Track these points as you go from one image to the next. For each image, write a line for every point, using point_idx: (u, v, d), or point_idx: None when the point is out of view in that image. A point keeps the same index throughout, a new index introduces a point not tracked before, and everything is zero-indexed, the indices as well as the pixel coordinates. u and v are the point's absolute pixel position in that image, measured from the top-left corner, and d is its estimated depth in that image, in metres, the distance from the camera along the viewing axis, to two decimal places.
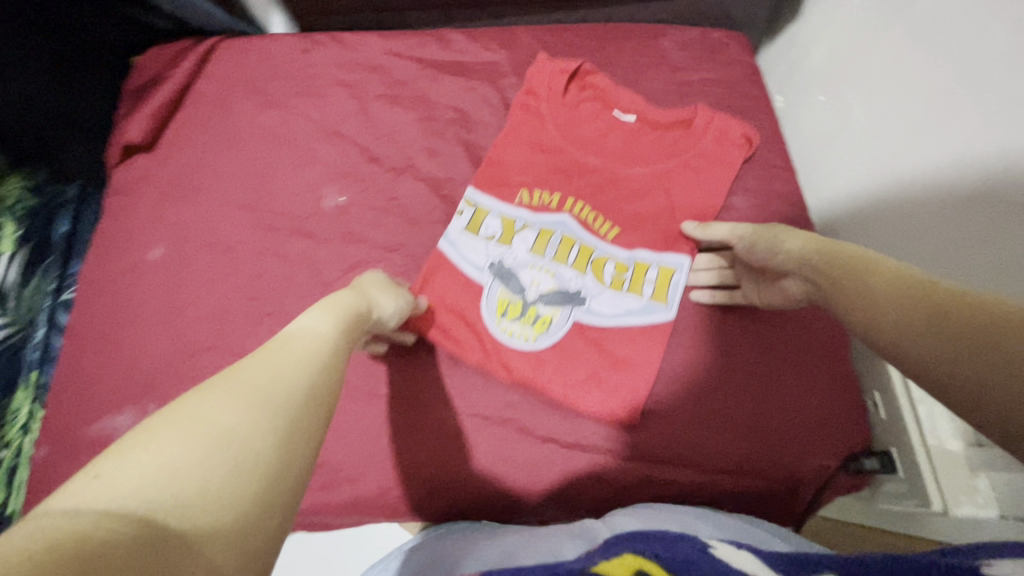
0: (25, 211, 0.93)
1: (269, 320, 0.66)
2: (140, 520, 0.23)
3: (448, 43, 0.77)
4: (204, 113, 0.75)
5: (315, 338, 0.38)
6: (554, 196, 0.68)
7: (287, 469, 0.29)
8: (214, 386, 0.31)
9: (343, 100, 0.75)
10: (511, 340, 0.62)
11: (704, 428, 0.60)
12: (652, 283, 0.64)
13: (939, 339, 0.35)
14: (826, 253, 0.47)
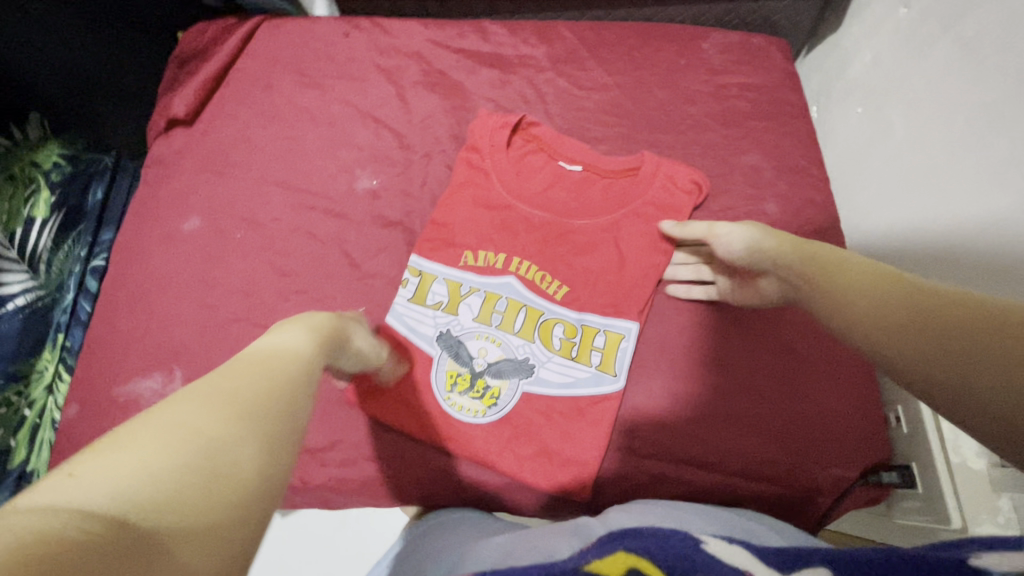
0: (61, 177, 0.97)
1: (297, 296, 0.67)
2: (109, 520, 0.21)
3: (488, 34, 0.77)
4: (245, 90, 0.77)
5: (297, 349, 0.37)
6: (498, 256, 0.65)
7: (271, 471, 0.27)
8: (192, 393, 0.29)
9: (381, 85, 0.76)
10: (460, 414, 0.61)
11: (720, 433, 0.60)
12: (599, 350, 0.62)
13: (947, 351, 0.34)
14: (818, 271, 0.45)
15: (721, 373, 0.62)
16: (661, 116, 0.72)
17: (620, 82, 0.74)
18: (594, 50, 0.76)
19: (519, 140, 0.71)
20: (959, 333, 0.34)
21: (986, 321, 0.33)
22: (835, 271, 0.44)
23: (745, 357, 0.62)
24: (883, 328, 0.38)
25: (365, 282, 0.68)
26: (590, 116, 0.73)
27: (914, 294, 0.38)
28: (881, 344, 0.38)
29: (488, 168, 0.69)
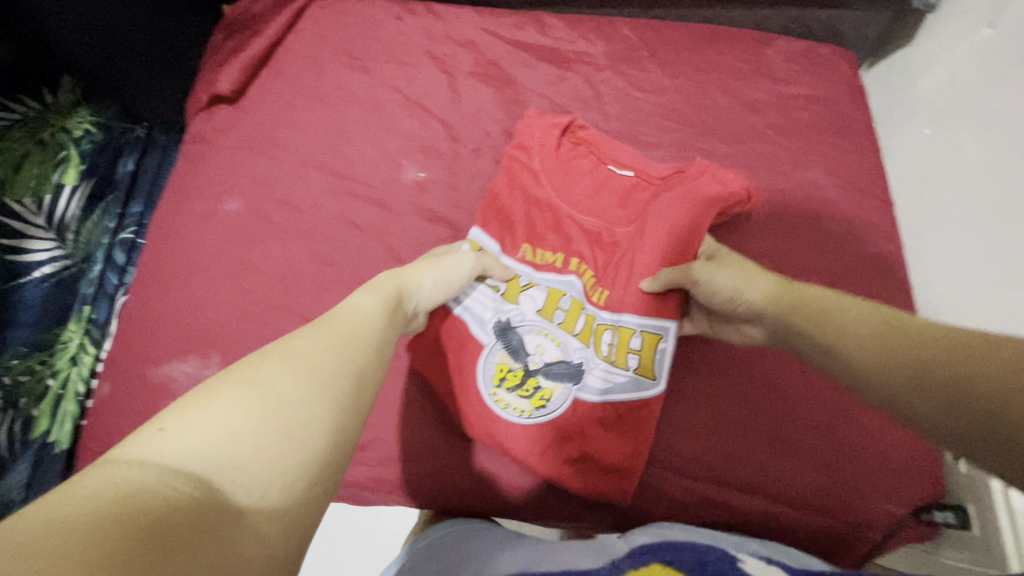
0: (92, 144, 1.01)
1: (337, 286, 0.65)
2: (199, 480, 0.27)
3: (545, 28, 0.75)
4: (291, 70, 0.74)
5: (367, 316, 0.40)
6: (559, 255, 0.64)
7: (332, 447, 0.31)
8: (272, 358, 0.34)
9: (432, 73, 0.73)
10: (505, 412, 0.58)
11: (758, 455, 0.58)
12: (637, 352, 0.58)
13: (969, 415, 0.34)
14: (809, 323, 0.45)
15: (761, 393, 0.60)
16: (721, 123, 0.69)
17: (681, 85, 0.71)
18: (655, 50, 0.73)
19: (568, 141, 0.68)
20: (974, 393, 0.34)
21: (998, 379, 0.34)
22: (828, 320, 0.44)
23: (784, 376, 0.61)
24: (899, 384, 0.38)
25: None
26: (648, 118, 0.70)
27: (919, 349, 0.38)
28: (889, 400, 0.38)
29: (540, 167, 0.66)
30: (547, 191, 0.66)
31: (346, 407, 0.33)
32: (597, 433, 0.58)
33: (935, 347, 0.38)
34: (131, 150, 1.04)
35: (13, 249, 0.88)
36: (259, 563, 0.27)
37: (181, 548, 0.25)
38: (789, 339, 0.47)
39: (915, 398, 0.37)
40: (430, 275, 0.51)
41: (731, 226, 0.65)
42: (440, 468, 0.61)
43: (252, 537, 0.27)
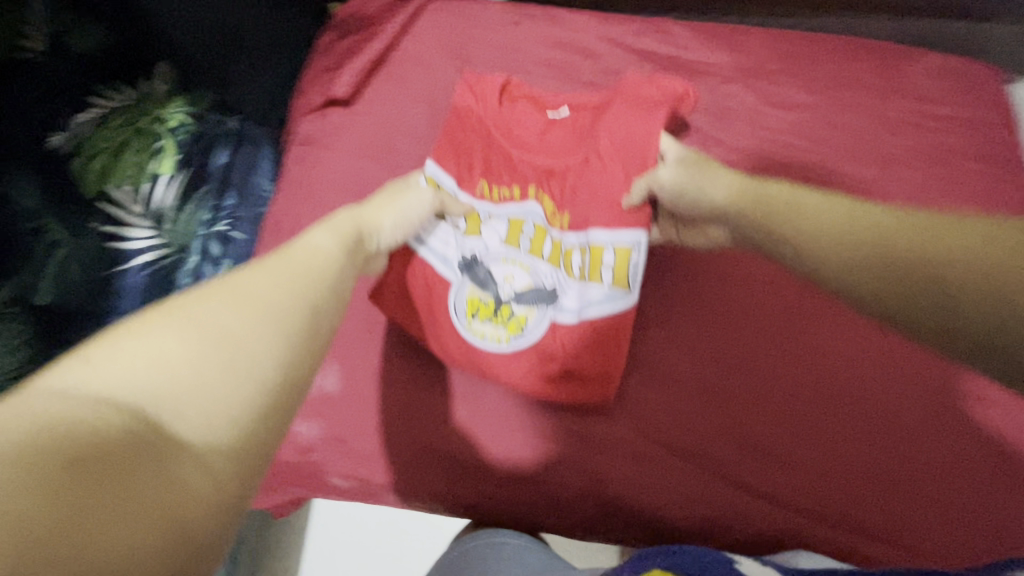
0: (187, 135, 0.99)
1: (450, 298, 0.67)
2: (135, 411, 0.30)
3: (668, 36, 0.72)
4: (405, 75, 0.73)
5: (325, 256, 0.44)
6: (515, 188, 0.67)
7: (287, 380, 0.35)
8: (218, 293, 0.37)
9: (549, 83, 0.71)
10: (483, 341, 0.65)
11: (789, 450, 0.65)
12: (609, 267, 0.62)
13: (931, 300, 0.40)
14: (772, 223, 0.49)
15: (774, 384, 0.67)
16: (859, 145, 0.65)
17: (815, 102, 0.67)
18: (786, 63, 0.69)
19: (507, 100, 0.71)
20: (935, 279, 0.40)
21: (952, 261, 0.40)
22: (797, 220, 0.48)
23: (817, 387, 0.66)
24: (870, 271, 0.43)
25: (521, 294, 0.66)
26: (780, 137, 0.66)
27: (880, 238, 0.43)
28: (859, 291, 0.43)
29: (487, 119, 0.69)
30: (498, 139, 0.69)
31: (299, 341, 0.37)
32: (723, 465, 0.65)
33: (880, 241, 0.43)
34: (224, 142, 1.01)
35: (114, 236, 0.91)
36: (208, 488, 0.30)
37: (120, 477, 0.27)
38: (752, 236, 0.52)
39: (884, 286, 0.42)
40: (389, 216, 0.56)
41: None
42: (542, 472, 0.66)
43: (194, 467, 0.30)
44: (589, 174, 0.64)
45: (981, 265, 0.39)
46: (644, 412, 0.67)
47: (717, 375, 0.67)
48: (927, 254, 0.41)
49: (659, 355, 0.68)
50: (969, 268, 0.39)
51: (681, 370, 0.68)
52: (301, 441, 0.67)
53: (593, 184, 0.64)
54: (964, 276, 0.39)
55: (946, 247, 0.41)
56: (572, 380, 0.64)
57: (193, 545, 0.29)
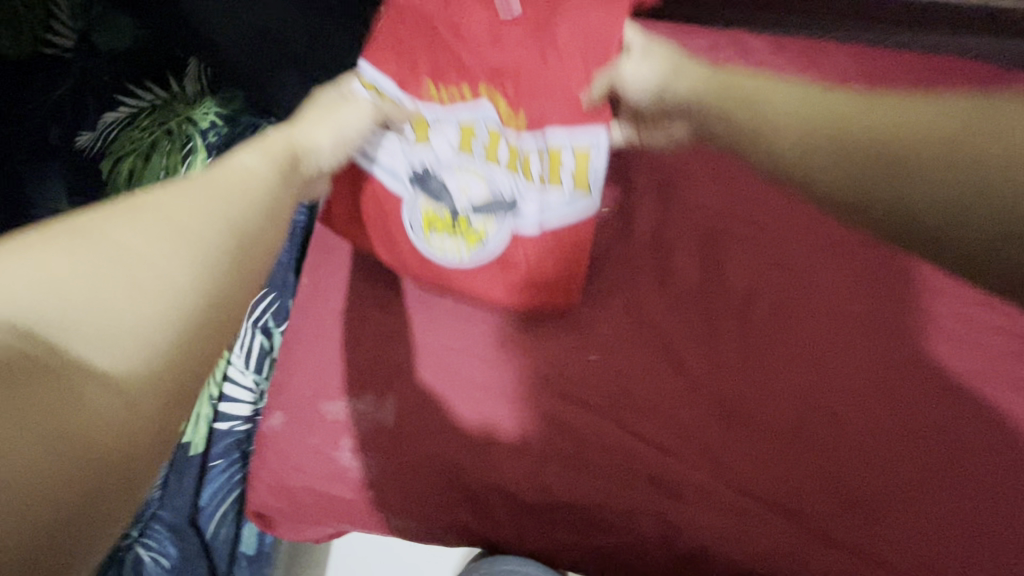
0: (218, 137, 0.91)
1: (516, 323, 0.62)
2: (33, 333, 0.27)
3: (749, 48, 0.67)
4: None
5: (254, 174, 0.38)
6: (462, 86, 0.55)
7: (207, 299, 0.31)
8: (134, 209, 0.33)
9: None
10: (444, 257, 0.58)
11: (877, 498, 0.54)
12: (571, 170, 0.53)
13: (937, 192, 0.31)
14: (764, 124, 0.36)
15: (865, 428, 0.56)
16: None
17: None
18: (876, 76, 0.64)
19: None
20: (950, 164, 0.31)
21: (963, 139, 0.31)
22: (769, 110, 0.36)
23: (920, 434, 0.56)
24: (881, 162, 0.32)
25: (594, 320, 0.61)
26: None
27: (878, 121, 0.33)
28: (851, 193, 0.33)
29: (432, 14, 0.54)
30: (433, 29, 0.54)
31: (229, 261, 0.32)
32: (811, 508, 0.54)
33: (856, 125, 0.33)
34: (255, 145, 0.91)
35: None
36: (119, 420, 0.27)
37: (23, 404, 0.26)
38: (728, 129, 0.39)
39: (895, 180, 0.32)
40: (327, 133, 0.48)
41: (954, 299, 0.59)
42: (626, 522, 0.56)
43: (102, 392, 0.27)
44: (543, 72, 0.52)
45: (985, 143, 0.31)
46: (722, 457, 0.56)
47: (807, 419, 0.56)
48: (932, 135, 0.31)
49: (738, 393, 0.57)
50: (979, 151, 0.31)
51: (767, 416, 0.57)
52: (355, 477, 0.60)
53: (534, 79, 0.53)
54: (978, 156, 0.31)
55: (946, 122, 0.32)
56: (643, 416, 0.58)
57: (116, 474, 0.27)
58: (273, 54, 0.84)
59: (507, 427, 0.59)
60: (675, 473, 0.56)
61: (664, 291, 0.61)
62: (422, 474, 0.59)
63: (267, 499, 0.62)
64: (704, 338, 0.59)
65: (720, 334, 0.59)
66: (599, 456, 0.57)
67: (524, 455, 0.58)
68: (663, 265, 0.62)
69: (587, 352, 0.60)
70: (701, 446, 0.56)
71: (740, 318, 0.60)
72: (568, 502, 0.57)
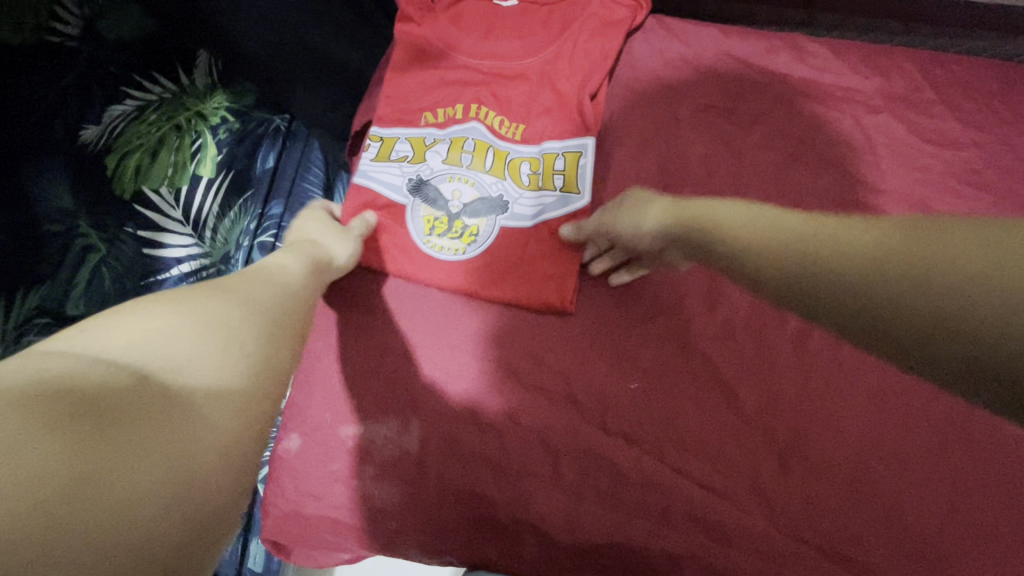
0: (229, 134, 0.88)
1: (552, 344, 0.58)
2: (138, 367, 0.31)
3: (804, 55, 0.63)
4: (498, 84, 0.64)
5: (289, 269, 0.47)
6: (457, 107, 0.64)
7: (276, 366, 0.38)
8: (202, 291, 0.39)
9: (665, 102, 0.63)
10: (441, 255, 0.60)
11: (947, 543, 0.50)
12: (561, 172, 0.61)
13: (828, 292, 0.30)
14: (732, 262, 0.37)
15: (933, 471, 0.52)
16: None
17: (978, 139, 0.58)
18: (941, 94, 0.60)
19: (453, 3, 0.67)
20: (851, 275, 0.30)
21: (869, 258, 0.29)
22: (737, 242, 0.37)
23: (997, 479, 0.52)
24: (796, 275, 0.32)
25: (637, 345, 0.57)
26: (939, 179, 0.57)
27: (796, 240, 0.33)
28: (777, 285, 0.33)
29: (452, 38, 0.66)
30: (456, 53, 0.66)
31: (290, 338, 0.40)
32: (876, 553, 0.50)
33: (806, 242, 0.33)
34: (270, 144, 0.90)
35: (151, 243, 0.81)
36: (208, 444, 0.31)
37: (140, 423, 0.28)
38: (695, 251, 0.42)
39: (808, 284, 0.31)
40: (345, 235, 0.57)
41: None
42: (669, 565, 0.52)
43: (198, 414, 0.31)
44: (531, 90, 0.64)
45: (890, 254, 0.29)
46: (776, 498, 0.52)
47: (869, 457, 0.53)
48: (831, 251, 0.31)
49: (792, 426, 0.54)
50: (879, 263, 0.29)
51: (825, 454, 0.53)
52: (377, 506, 0.56)
53: (523, 94, 0.64)
54: (879, 264, 0.29)
55: (859, 239, 0.31)
56: (687, 449, 0.54)
57: (209, 497, 0.30)
58: (309, 63, 0.77)
59: (541, 459, 0.55)
60: (725, 513, 0.52)
61: (710, 316, 0.58)
62: (446, 506, 0.55)
63: (280, 526, 0.58)
64: (750, 366, 0.56)
65: (768, 362, 0.56)
66: (641, 493, 0.53)
67: (558, 489, 0.54)
68: (712, 289, 0.59)
69: (628, 379, 0.56)
70: (753, 483, 0.53)
71: (795, 347, 0.57)
72: (605, 541, 0.53)
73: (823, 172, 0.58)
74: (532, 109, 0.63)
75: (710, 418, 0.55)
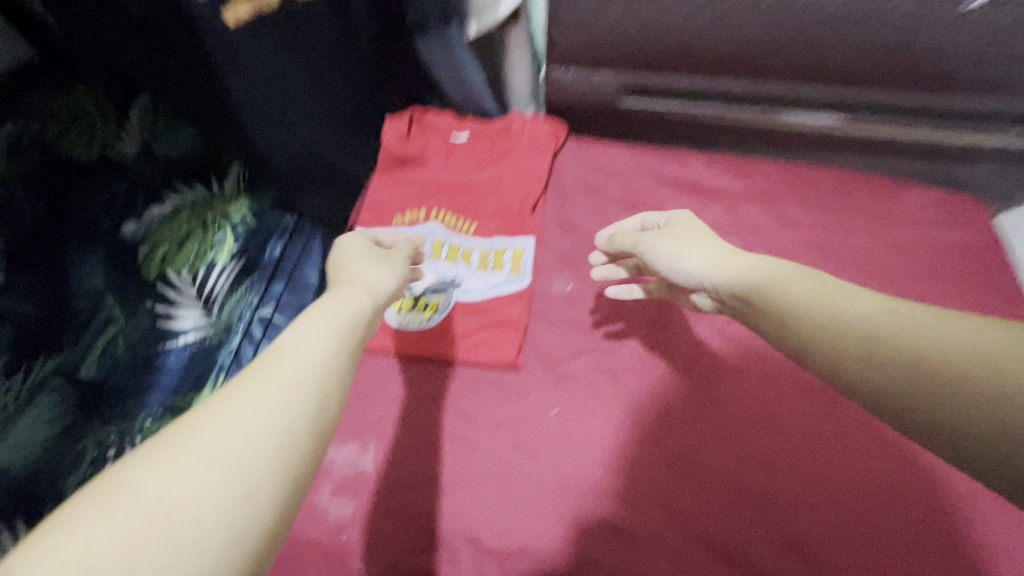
0: (246, 229, 1.03)
1: (489, 381, 0.69)
2: None
3: (686, 163, 0.81)
4: (455, 186, 0.83)
5: (308, 359, 0.36)
6: (420, 211, 0.82)
7: (258, 540, 0.29)
8: (175, 441, 0.30)
9: (584, 199, 0.81)
10: (407, 326, 0.73)
11: (820, 539, 0.57)
12: (506, 260, 0.77)
13: (925, 410, 0.32)
14: (776, 318, 0.42)
15: (818, 491, 0.59)
16: (870, 264, 0.71)
17: (819, 225, 0.74)
18: (797, 190, 0.77)
19: (418, 130, 0.87)
20: (897, 367, 0.34)
21: (953, 377, 0.31)
22: (777, 301, 0.43)
23: (872, 499, 0.58)
24: (840, 353, 0.37)
25: (562, 382, 0.68)
26: (792, 250, 0.73)
27: (877, 334, 0.36)
28: (871, 391, 0.35)
29: (420, 152, 0.85)
30: (424, 164, 0.85)
31: (283, 487, 0.30)
32: (761, 549, 0.57)
33: (893, 345, 0.35)
34: (279, 236, 1.04)
35: (165, 316, 0.92)
36: None
37: None
38: (753, 318, 0.46)
39: (862, 365, 0.35)
40: (390, 275, 0.49)
41: None
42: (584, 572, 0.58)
43: None
44: (480, 197, 0.82)
45: (993, 386, 0.30)
46: (675, 504, 0.60)
47: (756, 471, 0.60)
48: (918, 358, 0.33)
49: (685, 442, 0.63)
50: (979, 390, 0.30)
51: (717, 467, 0.61)
52: (332, 519, 0.63)
53: (474, 201, 0.82)
54: (971, 391, 0.30)
55: (931, 330, 0.34)
56: (600, 465, 0.63)
57: None
58: (321, 178, 0.98)
59: (474, 475, 0.63)
60: (631, 521, 0.59)
61: (619, 358, 0.69)
62: (390, 519, 0.62)
63: None
64: (649, 395, 0.66)
65: (662, 392, 0.66)
66: (560, 503, 0.61)
67: (490, 502, 0.62)
68: (620, 334, 0.71)
69: (551, 408, 0.67)
70: (658, 500, 0.60)
71: (686, 381, 0.66)
72: (526, 546, 0.59)
73: None
74: (483, 213, 0.81)
75: (626, 444, 0.64)
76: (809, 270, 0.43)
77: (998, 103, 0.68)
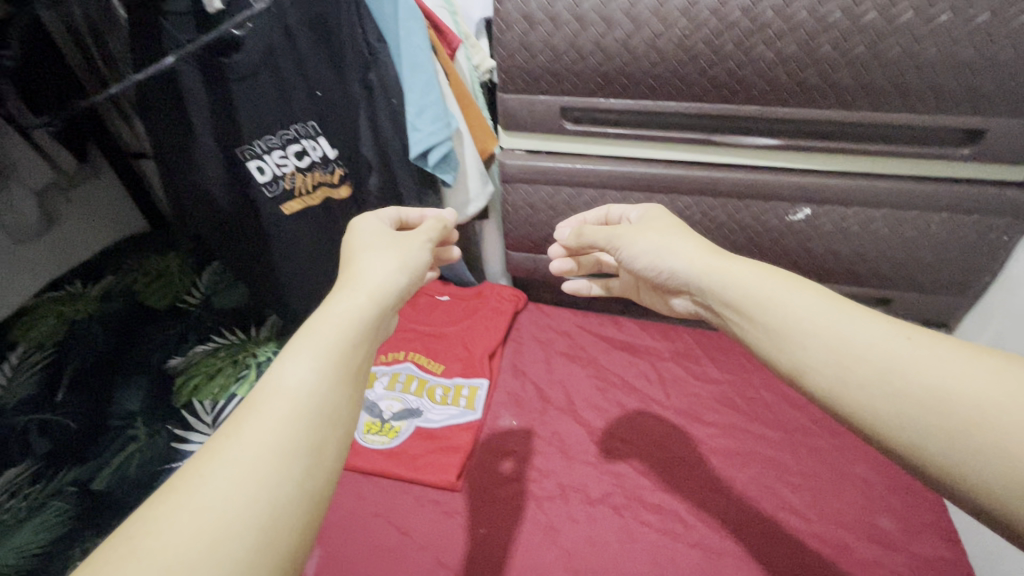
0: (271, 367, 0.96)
1: (431, 499, 0.78)
2: None
3: (621, 328, 1.01)
4: (432, 334, 1.02)
5: (300, 406, 0.39)
6: (400, 352, 0.99)
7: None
8: (190, 487, 0.34)
9: (536, 351, 0.99)
10: (370, 446, 0.85)
11: None
12: (464, 395, 0.91)
13: (902, 426, 0.35)
14: (776, 337, 0.44)
15: None
16: (769, 416, 0.85)
17: (732, 380, 0.91)
18: (710, 355, 0.95)
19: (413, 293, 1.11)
20: (900, 393, 0.36)
21: (950, 399, 0.34)
22: (776, 321, 0.44)
23: None
24: (840, 374, 0.39)
25: (494, 504, 0.77)
26: (706, 400, 0.88)
27: (879, 358, 0.38)
28: (861, 405, 0.37)
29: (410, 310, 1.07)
30: (411, 319, 1.06)
31: (280, 544, 0.34)
32: None
33: (899, 368, 0.37)
34: None
35: (180, 437, 0.83)
36: None
37: None
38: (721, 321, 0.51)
39: (854, 384, 0.38)
40: (394, 270, 0.53)
41: (777, 505, 0.73)
42: None
43: None
44: (450, 344, 1.00)
45: (980, 412, 0.33)
46: None
47: None
48: (920, 382, 0.35)
49: (595, 567, 0.69)
50: (969, 414, 0.33)
51: None
52: None
53: (446, 347, 1.00)
54: (952, 414, 0.33)
55: (936, 374, 0.35)
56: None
57: None
58: None
59: None
60: None
61: (547, 485, 0.78)
62: None
63: None
64: (570, 520, 0.74)
65: (582, 518, 0.74)
66: None
67: None
68: (551, 464, 0.81)
69: (479, 526, 0.74)
70: None
71: (603, 510, 0.75)
72: None
73: (629, 394, 0.89)
74: (451, 357, 0.98)
75: (541, 565, 0.69)
76: (812, 294, 0.44)
77: (849, 287, 0.85)
